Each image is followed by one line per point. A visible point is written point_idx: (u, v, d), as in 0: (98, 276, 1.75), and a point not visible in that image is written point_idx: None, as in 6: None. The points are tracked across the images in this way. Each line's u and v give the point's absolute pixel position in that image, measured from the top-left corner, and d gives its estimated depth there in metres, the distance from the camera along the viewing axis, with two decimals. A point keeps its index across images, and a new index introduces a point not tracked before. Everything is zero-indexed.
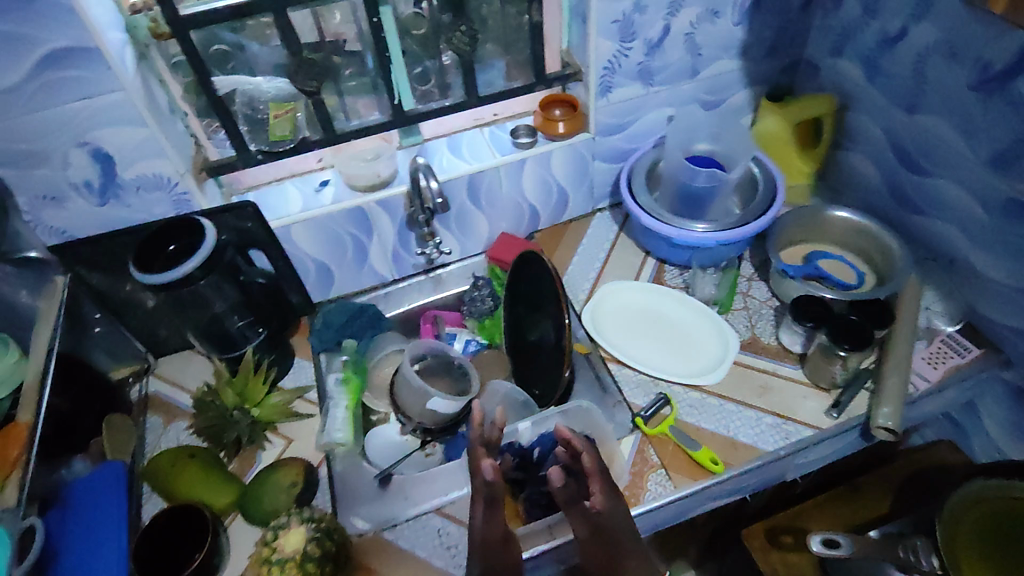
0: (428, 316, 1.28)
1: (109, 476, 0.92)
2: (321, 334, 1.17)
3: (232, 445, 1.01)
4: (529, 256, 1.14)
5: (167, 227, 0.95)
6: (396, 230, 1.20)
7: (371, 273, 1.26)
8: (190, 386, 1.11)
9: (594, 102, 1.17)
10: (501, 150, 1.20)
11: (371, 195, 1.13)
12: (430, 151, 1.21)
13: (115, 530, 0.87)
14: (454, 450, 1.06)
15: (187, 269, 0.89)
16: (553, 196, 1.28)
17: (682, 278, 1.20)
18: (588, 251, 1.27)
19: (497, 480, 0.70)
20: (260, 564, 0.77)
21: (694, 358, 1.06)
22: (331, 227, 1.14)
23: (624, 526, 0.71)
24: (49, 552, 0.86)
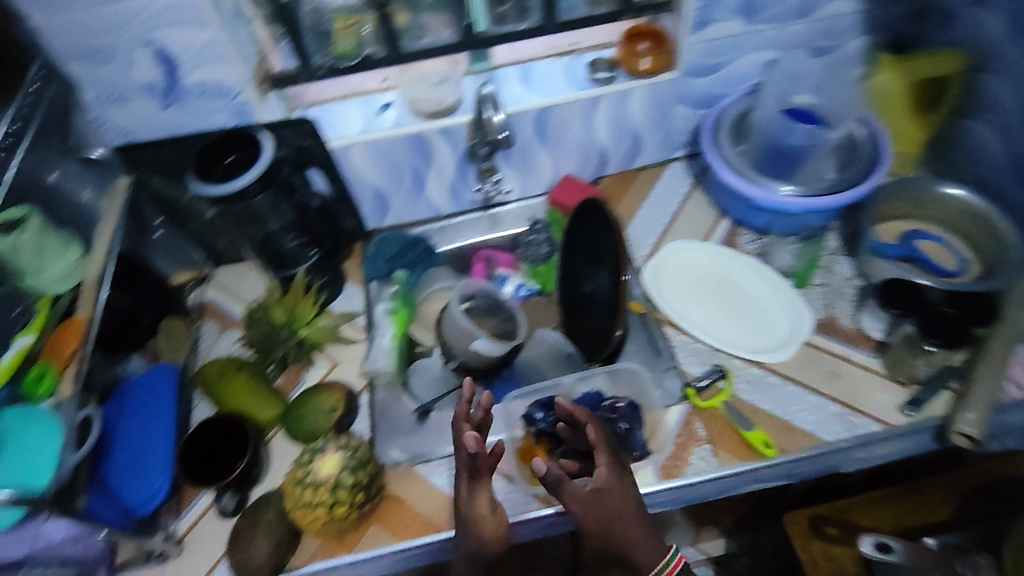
0: (480, 255, 1.22)
1: (161, 380, 0.95)
2: (373, 261, 1.17)
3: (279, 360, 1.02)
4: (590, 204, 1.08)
5: (227, 138, 0.92)
6: (456, 162, 1.14)
7: (428, 204, 1.22)
8: (243, 299, 1.13)
9: (685, 38, 1.05)
10: (575, 83, 1.10)
11: (434, 122, 1.07)
12: (498, 78, 1.13)
13: (163, 431, 0.91)
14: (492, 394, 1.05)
15: (243, 182, 0.89)
16: (627, 140, 1.18)
17: (758, 242, 1.10)
18: (657, 203, 1.18)
19: (478, 452, 0.70)
20: (294, 486, 0.78)
21: (760, 332, 0.98)
22: (390, 152, 1.10)
23: (619, 498, 0.73)
24: (105, 443, 0.90)
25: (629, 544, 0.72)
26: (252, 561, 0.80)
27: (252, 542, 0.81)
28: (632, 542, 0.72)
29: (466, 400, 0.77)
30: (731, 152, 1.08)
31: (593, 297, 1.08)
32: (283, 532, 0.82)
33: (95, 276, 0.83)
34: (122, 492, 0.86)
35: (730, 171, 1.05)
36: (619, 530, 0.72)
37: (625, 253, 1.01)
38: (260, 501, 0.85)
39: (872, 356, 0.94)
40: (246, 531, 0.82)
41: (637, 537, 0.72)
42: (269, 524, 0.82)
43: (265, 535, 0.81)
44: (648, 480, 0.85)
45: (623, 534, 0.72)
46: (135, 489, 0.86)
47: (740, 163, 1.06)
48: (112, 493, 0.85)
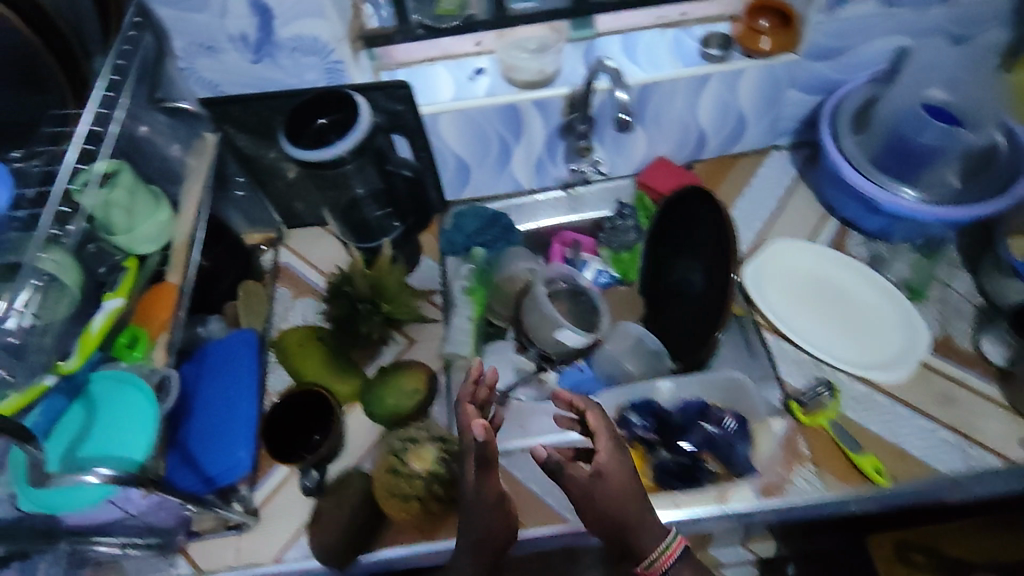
0: (563, 236, 1.16)
1: (241, 346, 0.94)
2: (451, 238, 1.12)
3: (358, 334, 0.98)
4: (690, 194, 1.01)
5: (316, 99, 0.86)
6: (546, 136, 1.07)
7: (510, 178, 1.16)
8: (319, 265, 1.11)
9: (813, 17, 0.95)
10: (685, 59, 1.01)
11: (529, 93, 1.00)
12: (598, 47, 1.03)
13: (246, 400, 0.89)
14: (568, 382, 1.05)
15: (340, 151, 0.83)
16: (730, 123, 1.09)
17: (868, 247, 1.04)
18: (756, 195, 1.12)
19: (488, 440, 0.59)
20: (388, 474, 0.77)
21: (871, 347, 0.94)
22: (481, 123, 1.03)
23: (626, 488, 0.66)
24: (184, 411, 0.88)
25: (633, 533, 0.66)
26: (327, 543, 0.79)
27: (328, 523, 0.81)
28: (637, 532, 0.67)
29: (472, 378, 0.68)
30: (852, 145, 1.00)
31: (690, 293, 1.00)
32: (360, 519, 0.81)
33: (185, 239, 0.81)
34: (203, 459, 0.84)
35: (851, 168, 0.97)
36: (626, 519, 0.66)
37: (736, 254, 0.91)
38: (343, 479, 0.85)
39: (992, 385, 0.88)
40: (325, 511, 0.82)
41: (644, 527, 0.66)
42: (344, 508, 0.81)
43: (343, 517, 0.80)
44: (746, 497, 0.80)
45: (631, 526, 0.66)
46: (216, 458, 0.84)
47: (862, 160, 0.98)
48: (192, 460, 0.83)
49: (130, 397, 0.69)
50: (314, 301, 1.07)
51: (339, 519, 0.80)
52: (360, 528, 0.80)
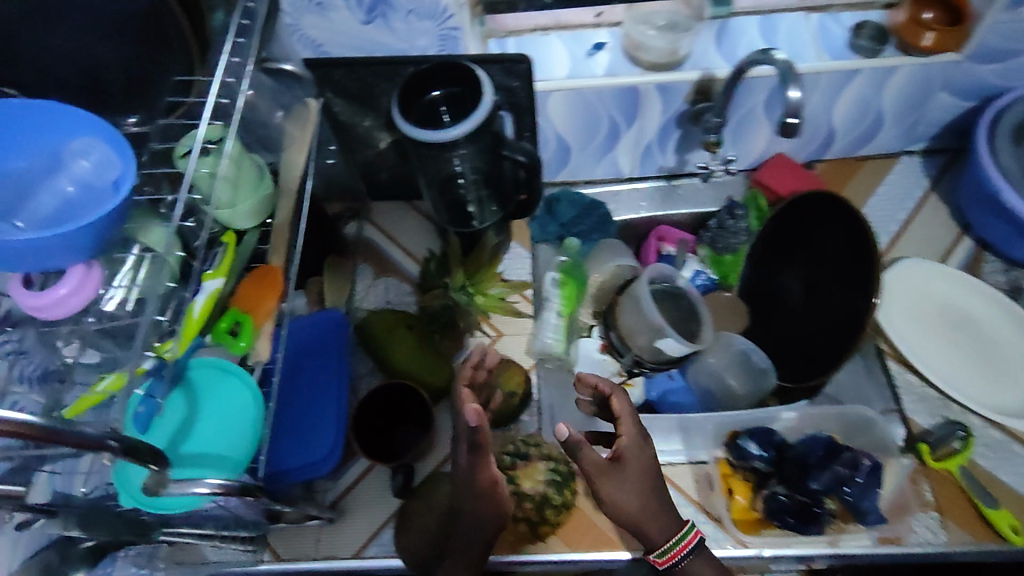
0: (660, 232, 1.08)
1: (330, 327, 0.88)
2: (544, 224, 1.06)
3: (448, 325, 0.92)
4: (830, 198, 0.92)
5: (433, 70, 0.78)
6: (661, 123, 0.98)
7: (611, 165, 1.08)
8: (403, 242, 1.05)
9: (992, 14, 0.83)
10: (832, 50, 0.91)
11: (654, 75, 0.90)
12: (734, 29, 0.93)
13: (335, 387, 0.84)
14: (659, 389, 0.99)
15: (455, 135, 0.75)
16: (864, 123, 0.99)
17: (1005, 274, 0.96)
18: (882, 205, 1.02)
19: (480, 426, 0.59)
20: None
21: (1014, 388, 0.86)
22: (593, 105, 0.95)
23: (643, 479, 0.65)
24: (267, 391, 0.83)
25: (647, 523, 0.65)
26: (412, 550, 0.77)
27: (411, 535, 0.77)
28: (651, 527, 0.65)
29: (473, 364, 0.72)
30: (1011, 162, 0.91)
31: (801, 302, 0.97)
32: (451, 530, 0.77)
33: (288, 217, 0.74)
34: (289, 448, 0.80)
35: (1011, 190, 0.89)
36: (642, 509, 0.65)
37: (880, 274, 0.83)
38: (432, 480, 0.81)
39: None
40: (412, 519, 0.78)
41: (661, 520, 0.65)
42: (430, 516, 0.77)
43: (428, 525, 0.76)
44: (865, 543, 0.75)
45: (648, 515, 0.65)
46: (303, 444, 0.80)
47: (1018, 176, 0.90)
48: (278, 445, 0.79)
49: (228, 384, 0.65)
50: (398, 281, 1.02)
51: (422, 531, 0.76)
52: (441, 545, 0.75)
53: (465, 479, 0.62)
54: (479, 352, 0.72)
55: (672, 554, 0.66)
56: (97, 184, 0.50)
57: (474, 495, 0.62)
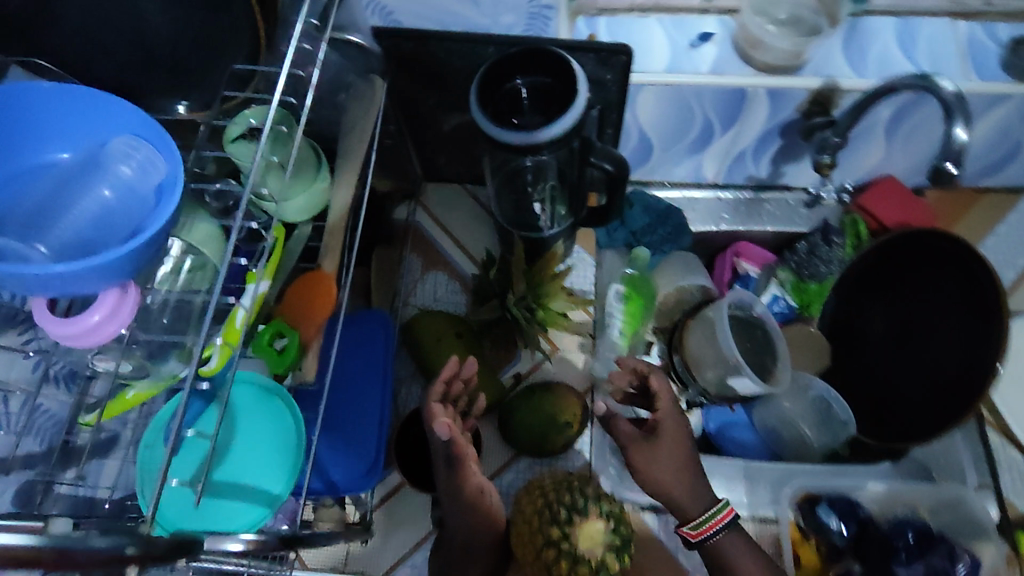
0: (739, 248, 0.97)
1: (374, 328, 0.81)
2: (613, 230, 0.96)
3: (502, 338, 0.85)
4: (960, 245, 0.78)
5: (521, 56, 0.68)
6: (762, 131, 0.87)
7: (693, 168, 0.97)
8: (456, 234, 0.97)
9: None
10: (980, 67, 0.78)
11: (767, 78, 0.78)
12: (867, 32, 0.80)
13: (377, 397, 0.77)
14: (717, 420, 0.92)
15: (542, 137, 0.65)
16: (996, 154, 0.86)
17: None
18: (997, 248, 0.91)
19: (452, 439, 0.62)
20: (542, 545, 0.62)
21: None
22: (689, 105, 0.83)
23: (671, 449, 0.67)
24: None
25: (674, 494, 0.66)
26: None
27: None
28: (678, 500, 0.66)
29: (446, 377, 0.67)
30: None
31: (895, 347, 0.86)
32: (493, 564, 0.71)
33: (342, 213, 0.65)
34: (325, 461, 0.72)
35: None
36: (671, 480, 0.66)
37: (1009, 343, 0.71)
38: None
39: None
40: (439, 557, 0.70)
41: (687, 494, 0.66)
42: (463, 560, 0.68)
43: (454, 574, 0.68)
44: None
45: (674, 486, 0.66)
46: (339, 462, 0.72)
47: None
48: (313, 461, 0.72)
49: (266, 408, 0.58)
50: (448, 277, 0.94)
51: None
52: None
53: (450, 489, 0.64)
54: (449, 370, 0.67)
55: (705, 527, 0.66)
56: (141, 190, 0.43)
57: (461, 506, 0.65)
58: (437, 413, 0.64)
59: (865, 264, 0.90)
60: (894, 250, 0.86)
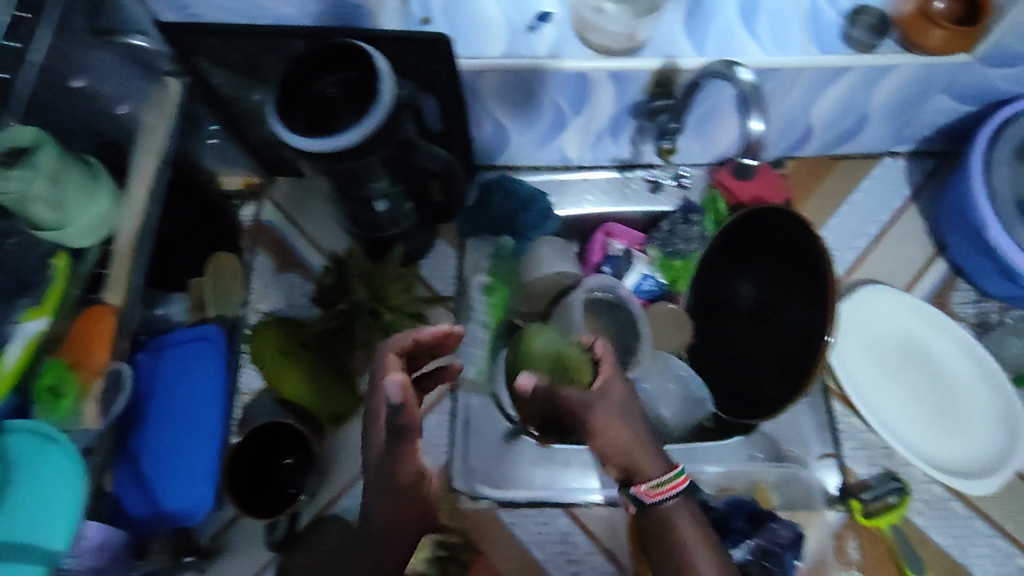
0: (610, 228, 0.94)
1: (206, 341, 0.80)
2: (473, 217, 0.92)
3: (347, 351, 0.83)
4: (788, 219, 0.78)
5: (318, 54, 0.62)
6: (612, 113, 0.84)
7: (556, 151, 0.93)
8: (309, 232, 0.92)
9: None
10: (821, 38, 0.75)
11: (608, 61, 0.74)
12: (710, 3, 0.76)
13: (208, 416, 0.77)
14: None
15: (359, 139, 0.60)
16: (848, 123, 0.85)
17: (976, 306, 0.85)
18: (852, 215, 0.90)
19: (402, 401, 0.53)
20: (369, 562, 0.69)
21: (961, 439, 0.78)
22: (532, 89, 0.79)
23: (617, 405, 0.57)
24: (135, 419, 0.77)
25: (620, 455, 0.56)
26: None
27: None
28: (628, 465, 0.56)
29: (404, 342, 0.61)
30: (1005, 183, 0.77)
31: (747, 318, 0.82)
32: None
33: (130, 242, 0.62)
34: (156, 480, 0.74)
35: (999, 224, 0.75)
36: (619, 445, 0.56)
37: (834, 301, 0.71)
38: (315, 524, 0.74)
39: None
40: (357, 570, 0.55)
41: (638, 455, 0.56)
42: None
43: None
44: None
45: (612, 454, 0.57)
46: (171, 485, 0.74)
47: (1009, 202, 0.76)
48: (144, 479, 0.74)
49: (47, 460, 0.53)
50: (301, 278, 0.90)
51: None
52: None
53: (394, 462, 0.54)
54: (430, 331, 0.62)
55: (663, 488, 0.55)
56: None
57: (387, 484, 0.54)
58: (391, 362, 0.58)
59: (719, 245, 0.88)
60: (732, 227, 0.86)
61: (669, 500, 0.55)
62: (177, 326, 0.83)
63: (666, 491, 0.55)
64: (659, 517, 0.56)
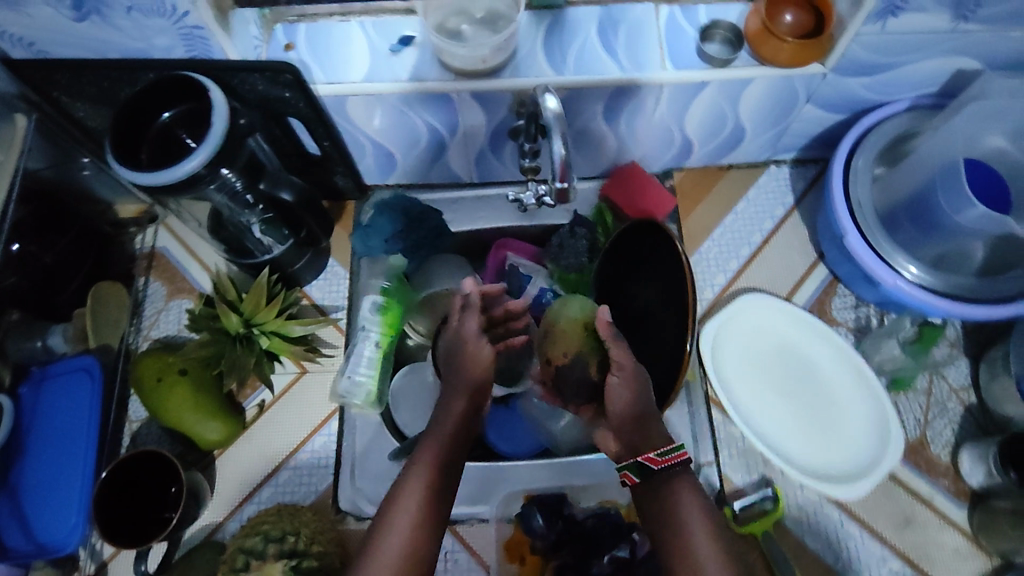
0: (506, 243, 0.94)
1: (82, 374, 0.81)
2: (366, 236, 0.91)
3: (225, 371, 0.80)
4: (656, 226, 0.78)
5: (150, 88, 0.64)
6: (490, 132, 0.85)
7: (445, 168, 0.94)
8: (201, 256, 0.92)
9: (853, 27, 0.68)
10: (676, 55, 0.75)
11: (467, 82, 0.75)
12: (570, 23, 0.77)
13: (83, 447, 0.78)
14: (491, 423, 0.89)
15: (201, 159, 0.60)
16: (723, 134, 0.87)
17: (855, 312, 0.86)
18: (738, 223, 0.92)
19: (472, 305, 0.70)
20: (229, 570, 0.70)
21: (836, 442, 0.79)
22: (402, 111, 0.80)
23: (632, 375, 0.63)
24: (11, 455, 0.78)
25: (631, 428, 0.61)
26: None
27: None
28: (625, 438, 0.61)
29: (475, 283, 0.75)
30: (865, 194, 0.78)
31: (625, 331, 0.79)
32: (420, 569, 0.54)
33: None
34: (33, 516, 0.76)
35: (857, 232, 0.76)
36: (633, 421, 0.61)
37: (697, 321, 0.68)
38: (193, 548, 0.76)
39: (959, 507, 0.77)
40: (413, 506, 0.56)
41: (634, 431, 0.61)
42: (416, 528, 0.55)
43: (404, 537, 0.54)
44: None
45: (626, 425, 0.61)
46: (48, 520, 0.75)
47: (870, 212, 0.78)
48: (21, 517, 0.76)
49: None
50: (192, 303, 0.90)
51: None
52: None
53: (462, 343, 0.67)
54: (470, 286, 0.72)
55: (669, 455, 0.59)
56: None
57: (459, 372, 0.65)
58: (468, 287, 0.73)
59: (613, 250, 0.85)
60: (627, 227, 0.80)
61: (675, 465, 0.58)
62: (61, 356, 0.83)
63: (672, 459, 0.59)
64: (660, 489, 0.59)
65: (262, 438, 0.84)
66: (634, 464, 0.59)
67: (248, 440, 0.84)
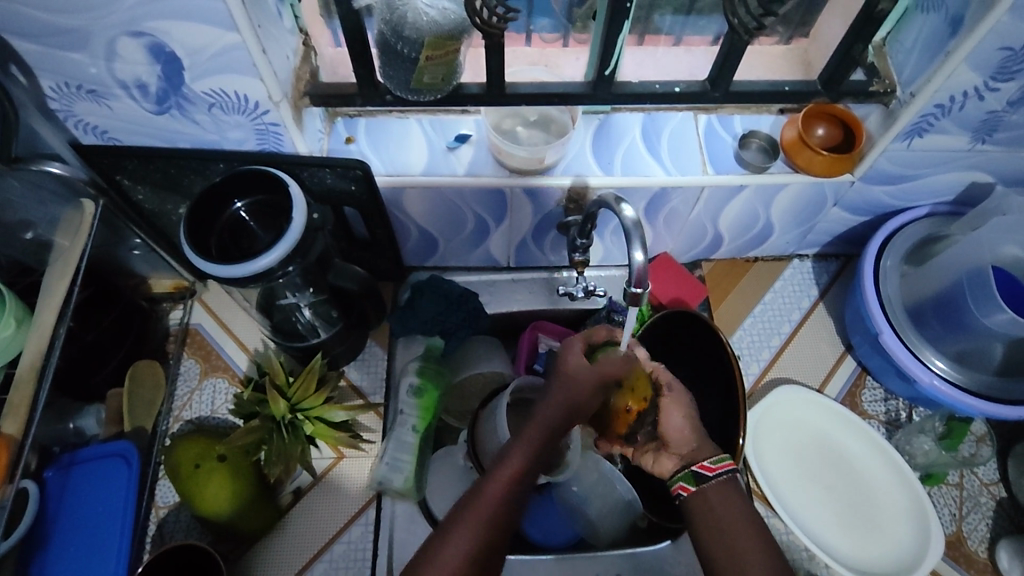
0: (538, 324, 0.93)
1: (117, 456, 0.78)
2: (405, 319, 0.88)
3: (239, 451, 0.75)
4: (694, 318, 0.82)
5: (229, 180, 0.67)
6: (534, 223, 0.88)
7: (485, 254, 0.96)
8: (237, 333, 0.92)
9: (885, 144, 0.74)
10: (716, 160, 0.80)
11: (523, 179, 0.78)
12: (617, 128, 0.82)
13: (115, 538, 0.75)
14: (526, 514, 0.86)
15: (268, 261, 0.62)
16: (751, 232, 0.91)
17: (884, 405, 0.90)
18: (768, 314, 0.95)
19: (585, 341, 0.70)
20: None
21: (876, 537, 0.81)
22: (457, 206, 0.83)
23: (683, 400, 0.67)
24: (36, 546, 0.74)
25: (680, 445, 0.65)
26: None
27: (446, 550, 0.54)
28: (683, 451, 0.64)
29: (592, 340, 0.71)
30: (894, 290, 0.84)
31: None
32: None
33: (33, 367, 0.63)
34: None
35: (891, 330, 0.81)
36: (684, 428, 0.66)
37: (746, 403, 0.73)
38: None
39: None
40: (517, 464, 0.59)
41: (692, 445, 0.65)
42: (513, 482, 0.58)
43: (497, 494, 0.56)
44: None
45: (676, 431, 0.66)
46: None
47: (898, 306, 0.83)
48: None
49: None
50: (226, 383, 0.89)
51: (472, 527, 0.55)
52: (497, 536, 0.56)
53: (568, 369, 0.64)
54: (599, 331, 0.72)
55: (721, 463, 0.61)
56: None
57: (564, 389, 0.63)
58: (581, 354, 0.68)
59: (660, 343, 0.85)
60: (660, 319, 0.84)
61: (725, 473, 0.61)
62: (92, 438, 0.81)
63: (724, 467, 0.61)
64: (708, 497, 0.60)
65: (296, 528, 0.83)
66: (688, 472, 0.62)
67: (282, 531, 0.82)
